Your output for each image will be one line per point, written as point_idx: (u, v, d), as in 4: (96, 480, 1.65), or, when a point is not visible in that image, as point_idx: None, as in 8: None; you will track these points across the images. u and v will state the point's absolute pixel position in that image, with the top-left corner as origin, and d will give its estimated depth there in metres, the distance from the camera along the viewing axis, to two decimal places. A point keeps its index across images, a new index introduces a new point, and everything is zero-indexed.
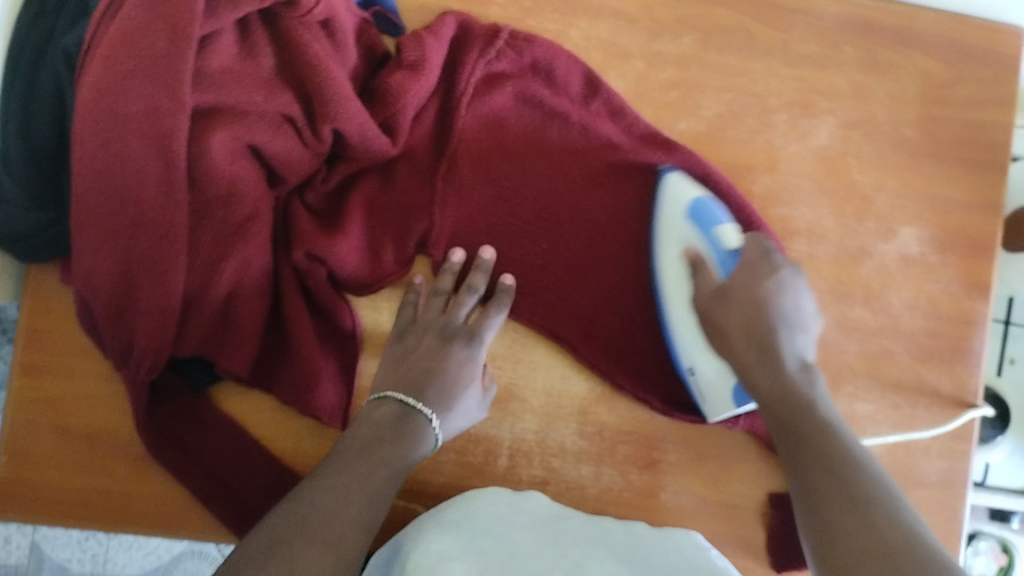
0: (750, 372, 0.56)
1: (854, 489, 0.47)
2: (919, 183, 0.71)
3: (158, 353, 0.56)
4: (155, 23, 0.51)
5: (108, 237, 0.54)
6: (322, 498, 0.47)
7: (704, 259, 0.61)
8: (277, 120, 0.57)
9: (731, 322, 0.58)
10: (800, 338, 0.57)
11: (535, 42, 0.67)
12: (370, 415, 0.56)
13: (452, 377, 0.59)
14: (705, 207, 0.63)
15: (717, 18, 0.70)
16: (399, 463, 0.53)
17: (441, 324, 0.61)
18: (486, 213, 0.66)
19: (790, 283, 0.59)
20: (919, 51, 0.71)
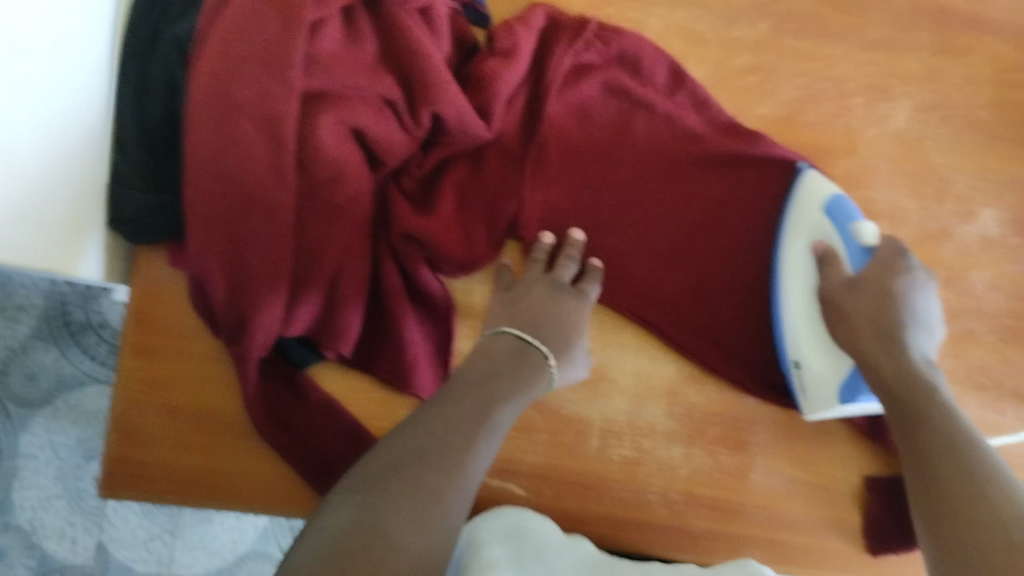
0: (877, 361, 0.58)
1: (968, 469, 0.51)
2: (996, 165, 0.71)
3: (266, 331, 0.58)
4: (271, 12, 0.54)
5: (220, 218, 0.56)
6: (440, 427, 0.48)
7: (836, 253, 0.61)
8: (379, 104, 0.58)
9: (861, 313, 0.59)
10: (923, 339, 0.60)
11: (623, 34, 0.67)
12: (489, 347, 0.58)
13: (560, 330, 0.60)
14: (847, 203, 0.62)
15: (791, 5, 0.71)
16: (515, 400, 0.54)
17: (547, 285, 0.62)
18: (574, 199, 0.66)
19: (922, 285, 0.62)
20: (990, 37, 0.72)
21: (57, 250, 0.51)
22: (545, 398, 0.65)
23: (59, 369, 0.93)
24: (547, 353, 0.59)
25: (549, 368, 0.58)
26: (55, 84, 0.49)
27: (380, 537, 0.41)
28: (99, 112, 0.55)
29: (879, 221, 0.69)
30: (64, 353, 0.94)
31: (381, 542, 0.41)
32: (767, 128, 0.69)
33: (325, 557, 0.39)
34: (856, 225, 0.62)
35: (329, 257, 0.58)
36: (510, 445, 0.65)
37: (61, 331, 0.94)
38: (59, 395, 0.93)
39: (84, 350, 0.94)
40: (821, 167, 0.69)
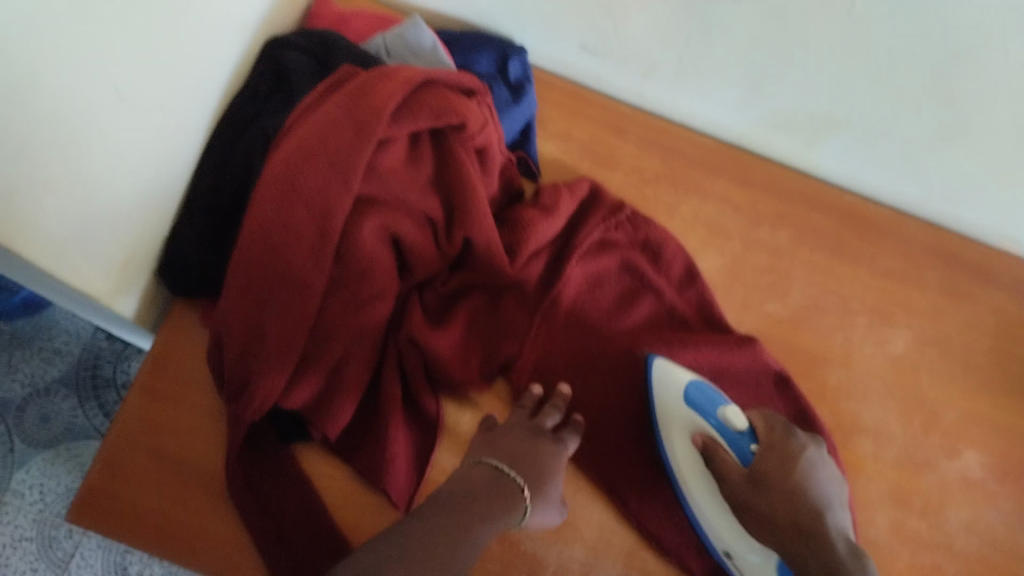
0: (805, 561, 0.57)
1: None
2: (985, 410, 0.74)
3: (265, 398, 0.62)
4: (347, 122, 0.62)
5: (256, 284, 0.63)
6: (417, 534, 0.50)
7: (716, 443, 0.64)
8: (420, 219, 0.66)
9: (777, 512, 0.59)
10: (838, 516, 0.61)
11: (653, 225, 0.74)
12: (468, 475, 0.59)
13: (538, 474, 0.61)
14: (701, 390, 0.66)
15: (814, 222, 0.76)
16: (497, 519, 0.55)
17: (527, 428, 0.65)
18: (570, 356, 0.70)
19: (820, 459, 0.63)
20: (999, 291, 0.76)
21: (101, 269, 0.56)
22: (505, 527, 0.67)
23: (71, 419, 0.98)
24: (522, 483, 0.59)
25: (525, 499, 0.58)
26: (150, 134, 0.57)
27: None
28: (178, 170, 0.62)
29: (862, 436, 0.72)
30: (81, 404, 0.99)
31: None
32: (771, 326, 0.74)
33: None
34: (721, 409, 0.65)
35: (341, 341, 0.64)
36: None
37: (86, 382, 1.00)
38: (64, 441, 0.97)
39: (101, 405, 0.99)
40: (816, 374, 0.73)
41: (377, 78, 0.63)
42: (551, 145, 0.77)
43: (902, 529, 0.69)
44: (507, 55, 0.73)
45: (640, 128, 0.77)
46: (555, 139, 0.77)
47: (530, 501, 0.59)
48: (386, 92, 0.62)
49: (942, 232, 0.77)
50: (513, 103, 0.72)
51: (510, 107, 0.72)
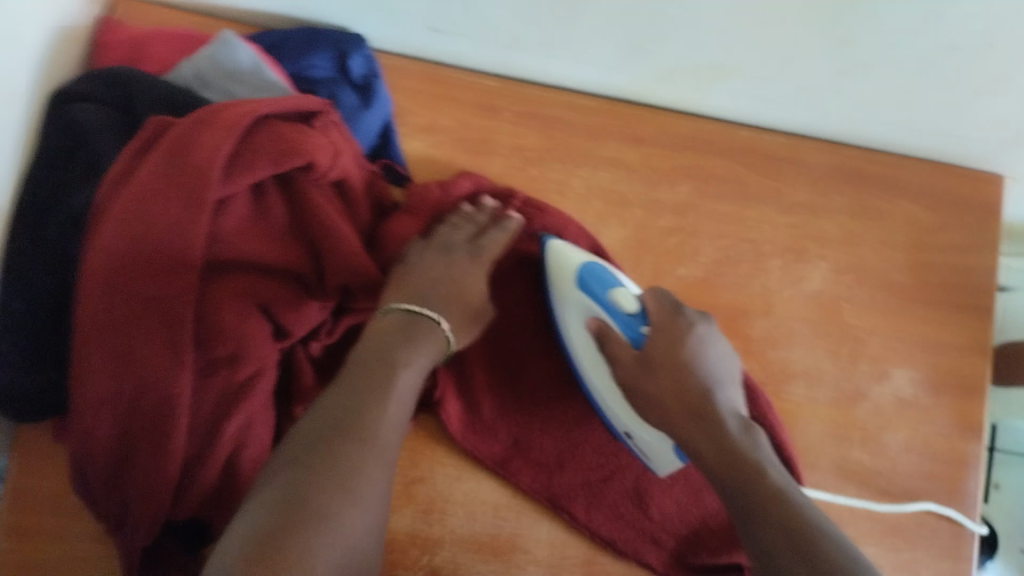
0: (694, 443, 0.54)
1: (802, 531, 0.46)
2: (910, 326, 0.72)
3: (154, 520, 0.55)
4: (169, 190, 0.52)
5: (109, 401, 0.53)
6: (348, 395, 0.50)
7: (609, 327, 0.60)
8: (286, 277, 0.57)
9: (664, 391, 0.57)
10: (730, 393, 0.58)
11: (546, 210, 0.67)
12: (377, 325, 0.55)
13: (451, 283, 0.59)
14: (595, 270, 0.61)
15: (712, 167, 0.71)
16: (418, 364, 0.54)
17: (438, 247, 0.61)
18: (488, 370, 0.67)
19: (711, 336, 0.60)
20: (908, 202, 0.73)
21: None
22: (455, 569, 0.63)
23: None
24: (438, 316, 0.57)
25: (443, 329, 0.57)
26: None
27: (303, 509, 0.44)
28: None
29: (794, 381, 0.70)
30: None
31: (311, 519, 0.43)
32: (688, 289, 0.69)
33: (256, 534, 0.42)
34: (612, 291, 0.60)
35: (228, 436, 0.56)
36: None
37: None
38: None
39: None
40: (739, 329, 0.70)
41: (197, 125, 0.53)
42: (417, 140, 0.69)
43: (846, 464, 0.69)
44: (345, 51, 0.62)
45: (512, 101, 0.70)
46: (421, 132, 0.69)
47: (449, 330, 0.57)
48: (209, 143, 0.52)
49: (843, 151, 0.73)
50: (364, 109, 0.63)
51: (361, 114, 0.63)
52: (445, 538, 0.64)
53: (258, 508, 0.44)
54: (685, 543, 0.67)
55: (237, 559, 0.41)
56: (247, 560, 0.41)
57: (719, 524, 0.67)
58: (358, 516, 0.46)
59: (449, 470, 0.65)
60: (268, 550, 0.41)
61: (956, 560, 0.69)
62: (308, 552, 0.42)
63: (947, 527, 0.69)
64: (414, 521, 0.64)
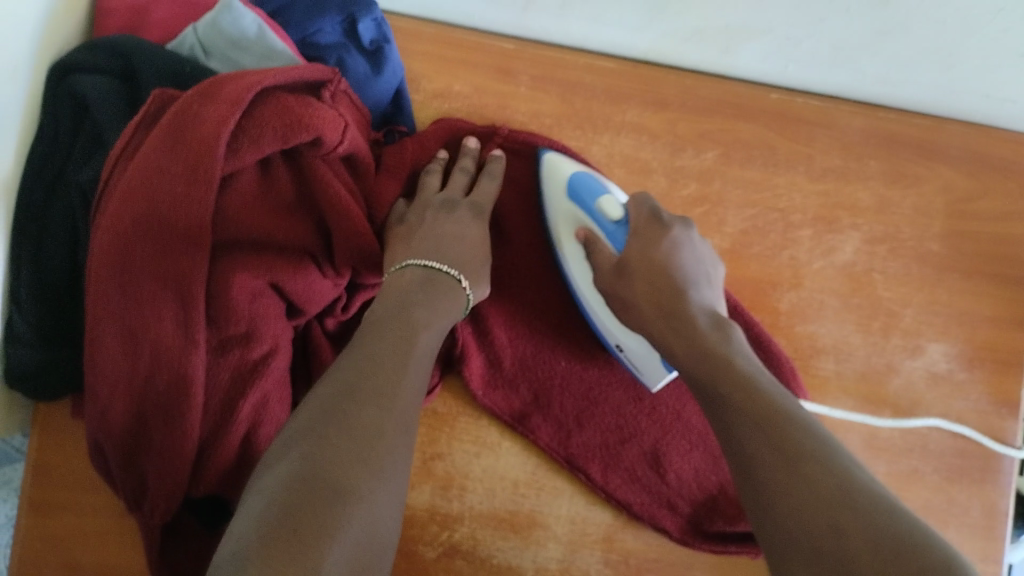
0: (672, 348, 0.52)
1: (773, 421, 0.43)
2: (945, 299, 0.69)
3: (171, 499, 0.54)
4: (175, 166, 0.50)
5: (122, 380, 0.52)
6: (367, 352, 0.47)
7: (594, 235, 0.60)
8: (300, 256, 0.55)
9: (638, 293, 0.56)
10: (706, 293, 0.56)
11: (533, 144, 0.65)
12: (397, 280, 0.53)
13: (461, 240, 0.57)
14: (584, 179, 0.61)
15: (740, 133, 0.68)
16: (437, 322, 0.52)
17: (438, 206, 0.58)
18: (510, 325, 0.65)
19: (687, 238, 0.58)
20: (946, 166, 0.69)
21: None
22: (474, 545, 0.62)
23: None
24: (460, 275, 0.56)
25: (465, 290, 0.56)
26: None
27: (327, 473, 0.40)
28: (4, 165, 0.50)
29: (822, 356, 0.67)
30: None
31: (329, 490, 0.39)
32: None
33: (271, 513, 0.38)
34: (600, 201, 0.60)
35: (243, 416, 0.55)
36: None
37: None
38: None
39: None
40: (764, 301, 0.67)
41: (199, 100, 0.51)
42: (431, 107, 0.66)
43: (874, 441, 0.67)
44: (354, 16, 0.60)
45: (529, 64, 0.66)
46: (437, 98, 0.66)
47: (469, 290, 0.56)
48: (212, 118, 0.50)
49: (879, 113, 0.69)
50: (375, 77, 0.60)
51: (372, 82, 0.60)
52: (463, 515, 0.63)
53: (274, 486, 0.40)
54: (703, 513, 0.65)
55: (253, 537, 0.37)
56: (265, 534, 0.37)
57: (738, 494, 0.66)
58: (382, 487, 0.41)
59: (468, 445, 0.64)
60: (287, 525, 0.37)
61: (988, 539, 0.67)
62: (338, 514, 0.39)
63: (978, 505, 0.68)
64: (433, 497, 0.63)
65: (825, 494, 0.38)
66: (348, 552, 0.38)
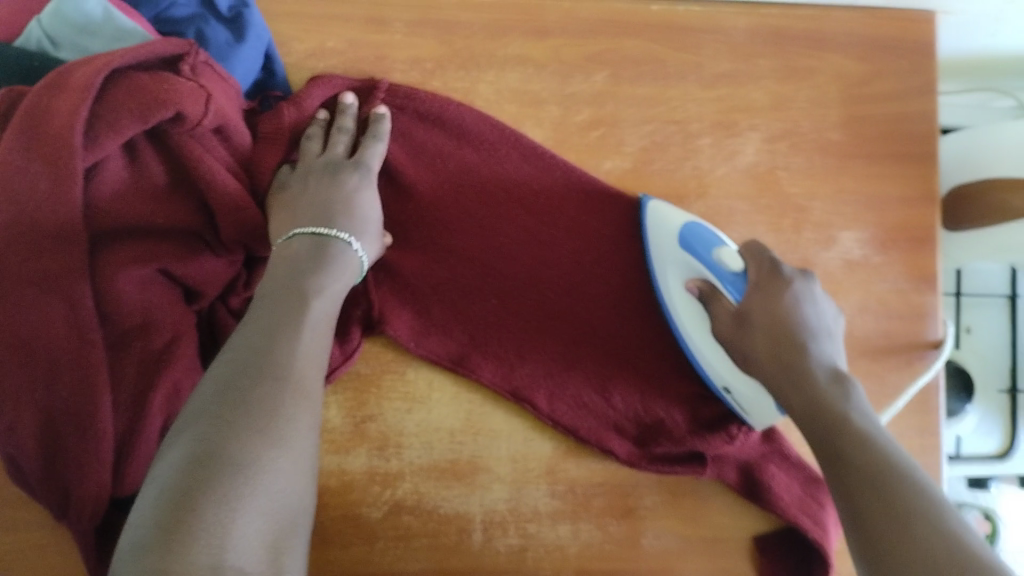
0: (787, 398, 0.51)
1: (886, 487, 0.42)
2: (852, 185, 0.69)
3: (97, 501, 0.53)
4: (32, 164, 0.49)
5: (24, 391, 0.51)
6: (260, 330, 0.46)
7: (714, 287, 0.58)
8: (185, 238, 0.55)
9: (759, 346, 0.54)
10: (824, 346, 0.53)
11: (417, 94, 0.64)
12: (284, 251, 0.53)
13: (349, 201, 0.57)
14: (697, 232, 0.60)
15: (626, 49, 0.67)
16: (330, 288, 0.51)
17: (322, 172, 0.58)
18: (428, 274, 0.65)
19: (806, 291, 0.55)
20: (836, 54, 0.69)
21: None
22: (419, 499, 0.63)
23: None
24: (348, 236, 0.56)
25: (353, 250, 0.55)
26: None
27: (223, 455, 0.39)
28: None
29: None
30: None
31: (222, 475, 0.39)
32: (615, 184, 0.67)
33: (166, 503, 0.38)
34: (716, 253, 0.58)
35: (155, 407, 0.54)
36: (390, 555, 0.62)
37: None
38: None
39: None
40: None
41: (47, 91, 0.49)
42: (307, 69, 0.64)
43: None
44: None
45: (402, 10, 0.65)
46: (311, 61, 0.64)
47: (359, 249, 0.56)
48: (64, 109, 0.49)
49: (763, 10, 0.68)
50: (237, 45, 0.58)
51: (234, 50, 0.58)
52: (404, 471, 0.63)
53: (168, 472, 0.39)
54: (651, 433, 0.66)
55: (152, 526, 0.37)
56: (162, 528, 0.37)
57: (681, 417, 0.66)
58: (285, 457, 0.41)
59: (399, 402, 0.63)
60: (182, 518, 0.37)
61: (922, 412, 0.69)
62: (234, 495, 0.38)
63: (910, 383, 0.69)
64: (370, 459, 0.62)
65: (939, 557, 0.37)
66: (250, 534, 0.38)
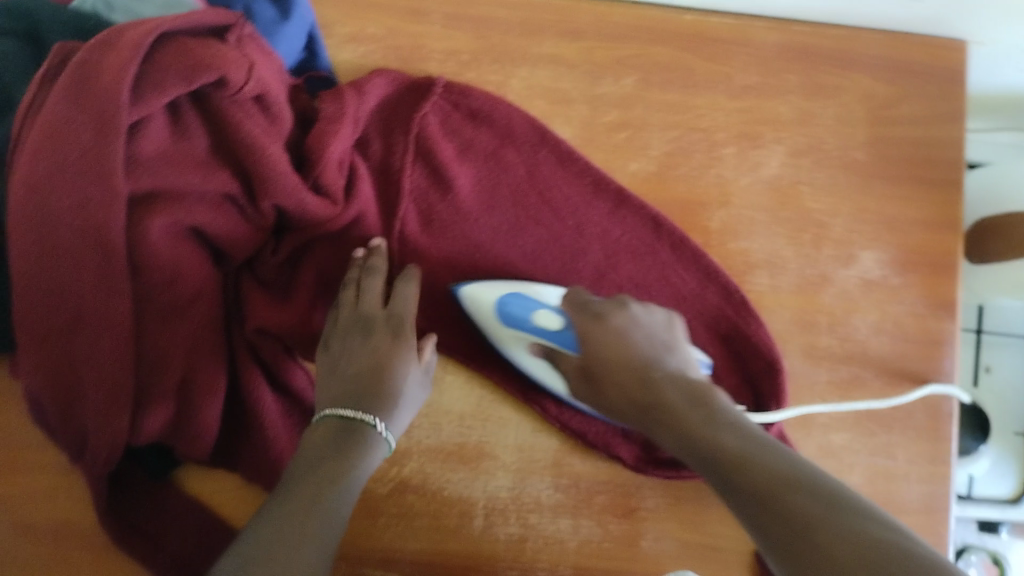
0: (660, 436, 0.50)
1: (796, 511, 0.38)
2: (874, 205, 0.69)
3: (111, 448, 0.55)
4: (80, 115, 0.50)
5: (53, 334, 0.53)
6: (274, 521, 0.44)
7: (554, 349, 0.60)
8: (216, 199, 0.56)
9: (614, 396, 0.55)
10: (673, 360, 0.55)
11: (470, 92, 0.66)
12: (309, 438, 0.52)
13: (384, 369, 0.55)
14: (509, 305, 0.61)
15: (656, 56, 0.68)
16: (354, 474, 0.49)
17: (359, 335, 0.57)
18: (450, 266, 0.65)
19: (629, 320, 0.57)
20: (864, 75, 0.70)
21: None
22: (424, 479, 0.63)
23: None
24: (373, 416, 0.53)
25: (381, 431, 0.53)
26: None
27: None
28: None
29: (756, 271, 0.68)
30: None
31: None
32: (638, 185, 0.68)
33: None
34: (534, 318, 0.60)
35: (176, 361, 0.55)
36: (390, 532, 0.63)
37: None
38: None
39: None
40: (694, 221, 0.68)
41: (98, 49, 0.51)
42: (346, 52, 0.67)
43: (814, 351, 0.68)
44: None
45: (440, 2, 0.67)
46: (350, 43, 0.67)
47: (386, 428, 0.53)
48: (114, 65, 0.50)
49: (793, 28, 0.70)
50: (282, 21, 0.61)
51: (280, 27, 0.61)
52: (411, 450, 0.64)
53: None
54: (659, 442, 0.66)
55: None
56: None
57: None
58: None
59: None
60: None
61: (934, 440, 0.68)
62: None
63: (923, 406, 0.68)
64: None
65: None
66: None
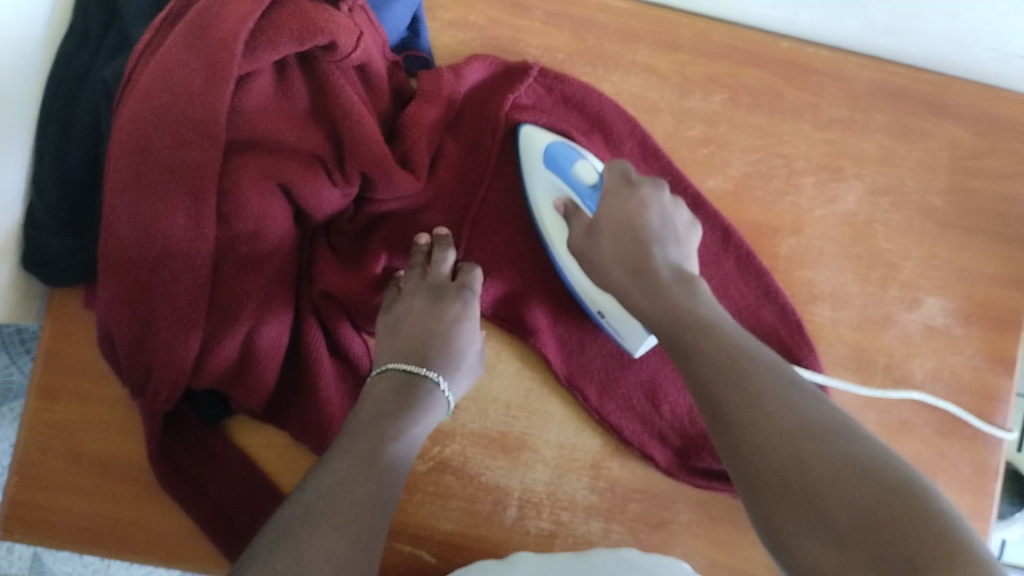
0: (636, 303, 0.54)
1: (749, 383, 0.43)
2: (946, 254, 0.69)
3: (173, 387, 0.56)
4: (193, 61, 0.52)
5: (136, 269, 0.55)
6: (334, 472, 0.47)
7: (575, 203, 0.61)
8: (309, 160, 0.57)
9: (607, 256, 0.57)
10: (673, 248, 0.57)
11: (565, 80, 0.67)
12: (372, 391, 0.55)
13: (450, 335, 0.58)
14: (559, 149, 0.61)
15: (747, 77, 0.69)
16: (409, 433, 0.52)
17: (425, 296, 0.59)
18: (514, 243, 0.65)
19: (656, 199, 0.59)
20: (953, 124, 0.70)
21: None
22: (464, 462, 0.64)
23: (7, 375, 0.91)
24: (436, 377, 0.57)
25: (441, 390, 0.57)
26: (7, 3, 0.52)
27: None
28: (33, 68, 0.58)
29: (819, 303, 0.68)
30: (13, 360, 0.91)
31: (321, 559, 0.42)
32: (713, 203, 0.68)
33: None
34: (574, 167, 0.60)
35: (247, 310, 0.56)
36: (425, 510, 0.63)
37: (14, 338, 0.91)
38: (6, 401, 0.91)
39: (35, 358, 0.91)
40: (764, 245, 0.68)
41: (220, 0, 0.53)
42: (445, 36, 0.69)
43: (866, 390, 0.67)
44: None
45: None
46: (451, 28, 0.69)
47: (448, 389, 0.57)
48: (233, 17, 0.52)
49: (888, 67, 0.70)
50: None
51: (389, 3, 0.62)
52: (455, 432, 0.64)
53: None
54: (695, 449, 0.66)
55: None
56: None
57: None
58: None
59: None
60: None
61: (978, 496, 0.67)
62: None
63: (969, 461, 0.67)
64: None
65: (800, 434, 0.40)
66: None
